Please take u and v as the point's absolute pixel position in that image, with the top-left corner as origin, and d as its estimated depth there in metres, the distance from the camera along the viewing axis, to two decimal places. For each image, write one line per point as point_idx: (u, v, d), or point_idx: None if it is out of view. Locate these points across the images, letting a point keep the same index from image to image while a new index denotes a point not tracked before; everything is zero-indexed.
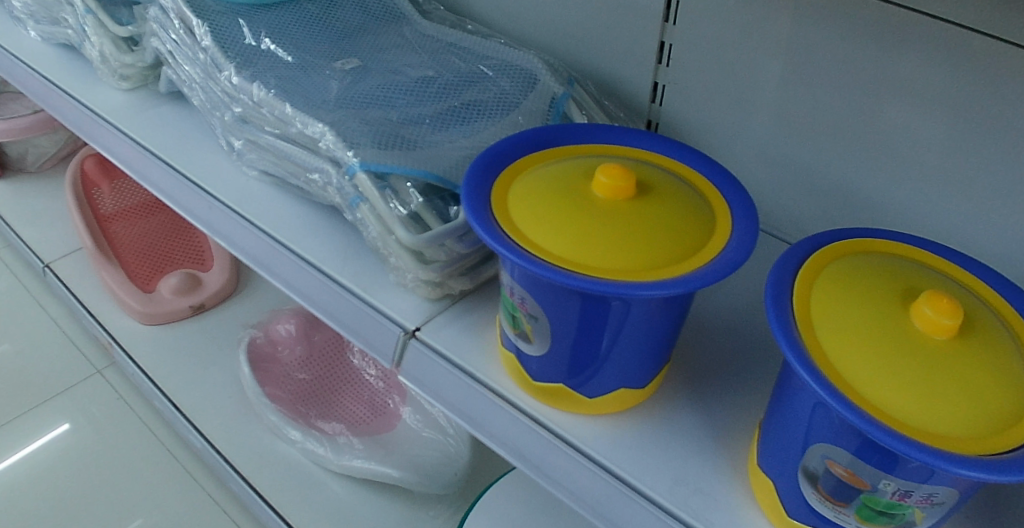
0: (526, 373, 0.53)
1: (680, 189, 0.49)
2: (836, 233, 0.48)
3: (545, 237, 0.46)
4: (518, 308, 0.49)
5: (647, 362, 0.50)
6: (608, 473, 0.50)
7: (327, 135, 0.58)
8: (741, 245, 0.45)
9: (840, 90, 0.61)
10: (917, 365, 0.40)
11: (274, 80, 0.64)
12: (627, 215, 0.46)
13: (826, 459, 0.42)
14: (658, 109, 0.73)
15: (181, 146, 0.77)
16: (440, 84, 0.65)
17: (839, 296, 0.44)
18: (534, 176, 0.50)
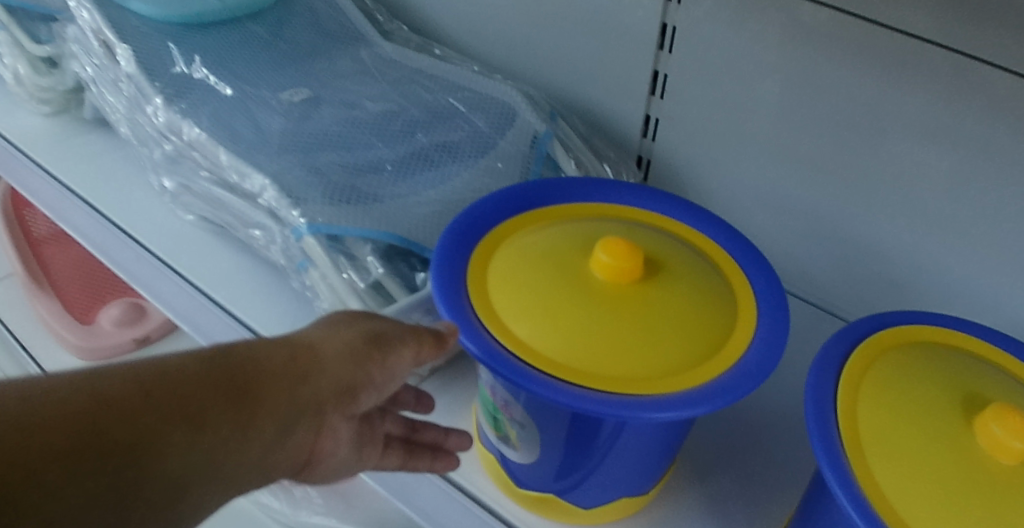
0: (509, 477, 0.45)
1: (694, 268, 0.41)
2: (877, 319, 0.41)
3: (536, 334, 0.37)
4: (502, 410, 0.41)
5: (653, 469, 0.42)
6: None
7: (267, 189, 0.50)
8: (768, 348, 0.37)
9: (857, 133, 0.53)
10: (987, 498, 0.32)
11: (208, 118, 0.55)
12: (635, 303, 0.38)
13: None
14: (650, 145, 0.65)
15: (107, 182, 0.67)
16: (404, 120, 0.57)
17: (890, 402, 0.36)
18: (518, 249, 0.41)
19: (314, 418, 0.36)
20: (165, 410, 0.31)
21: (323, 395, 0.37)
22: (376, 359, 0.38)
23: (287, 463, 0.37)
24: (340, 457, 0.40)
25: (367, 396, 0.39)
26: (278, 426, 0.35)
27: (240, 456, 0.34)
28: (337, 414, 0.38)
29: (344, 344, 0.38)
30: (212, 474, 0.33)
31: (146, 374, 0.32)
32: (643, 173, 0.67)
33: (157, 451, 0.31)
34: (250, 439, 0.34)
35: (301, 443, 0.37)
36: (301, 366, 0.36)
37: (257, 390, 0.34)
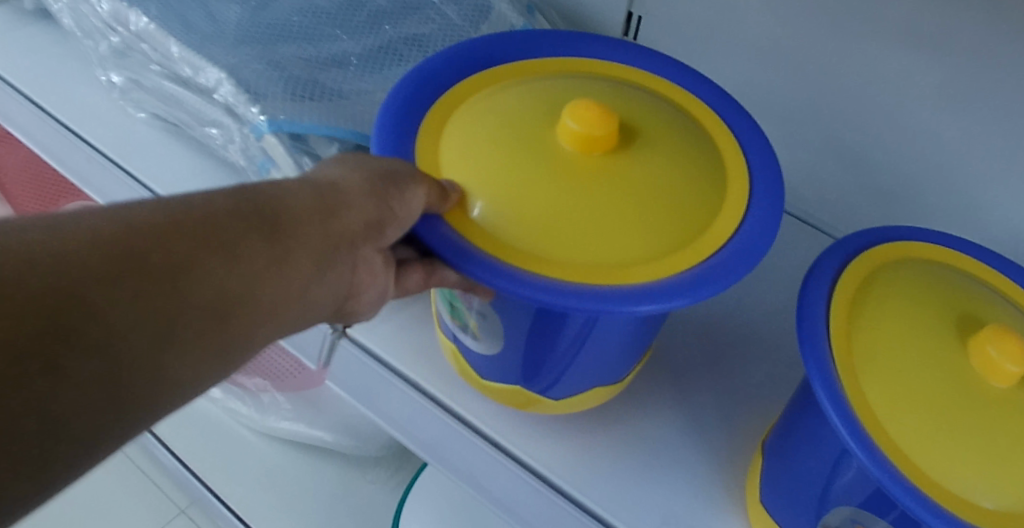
0: (473, 371, 0.44)
1: (675, 136, 0.39)
2: (861, 237, 0.40)
3: (504, 220, 0.35)
4: (460, 299, 0.40)
5: (627, 356, 0.42)
6: (574, 505, 0.43)
7: (222, 85, 0.46)
8: (755, 227, 0.37)
9: (851, 34, 0.51)
10: (982, 425, 0.33)
11: (157, 6, 0.50)
12: (610, 178, 0.36)
13: (841, 513, 0.36)
14: (630, 43, 0.62)
15: (50, 76, 0.62)
16: (370, 10, 0.52)
17: (883, 329, 0.36)
18: (480, 116, 0.39)
19: (347, 255, 0.34)
20: (193, 248, 0.29)
21: (355, 231, 0.33)
22: (406, 196, 0.34)
23: (327, 307, 0.34)
24: (374, 298, 0.37)
25: (400, 234, 0.35)
26: (317, 264, 0.32)
27: (280, 297, 0.31)
28: (369, 251, 0.35)
29: (367, 177, 0.34)
30: (254, 317, 0.30)
31: (176, 210, 0.29)
32: None
33: (190, 289, 0.28)
34: (289, 278, 0.31)
35: (338, 285, 0.34)
36: (330, 200, 0.33)
37: (281, 226, 0.31)
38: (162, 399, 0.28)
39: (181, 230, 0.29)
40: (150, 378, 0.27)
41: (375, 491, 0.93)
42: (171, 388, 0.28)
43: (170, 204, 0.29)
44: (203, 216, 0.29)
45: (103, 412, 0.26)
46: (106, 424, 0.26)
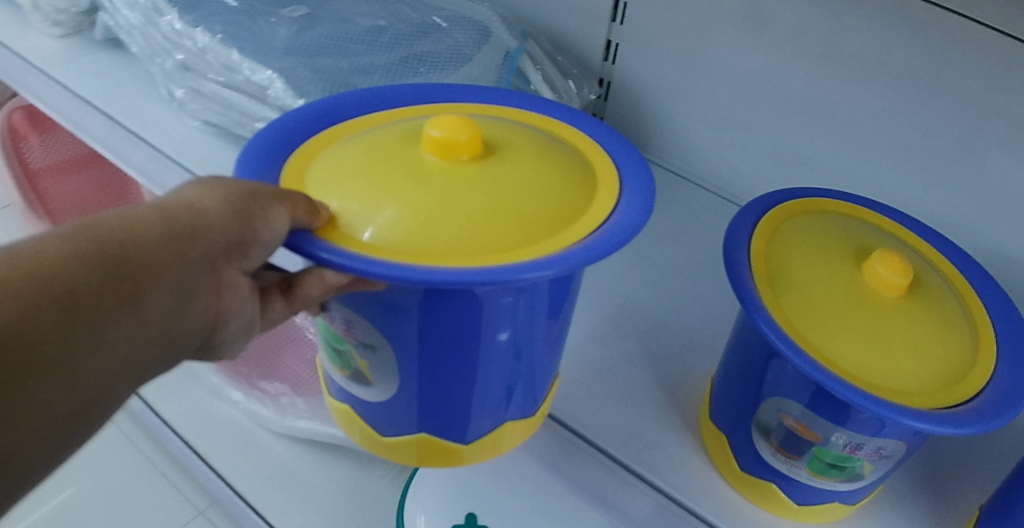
0: (377, 430, 0.50)
1: (534, 153, 0.44)
2: (779, 194, 0.51)
3: (389, 222, 0.39)
4: (346, 339, 0.46)
5: (515, 396, 0.48)
6: (559, 425, 0.54)
7: (275, 82, 0.58)
8: (629, 208, 0.41)
9: (783, 52, 0.63)
10: (875, 325, 0.42)
11: (220, 26, 0.61)
12: (479, 179, 0.40)
13: (769, 404, 0.46)
14: (611, 68, 0.74)
15: (119, 94, 0.70)
16: (392, 34, 0.63)
17: (793, 263, 0.46)
18: (345, 148, 0.43)
19: (205, 283, 0.37)
20: (55, 300, 0.31)
21: (210, 257, 0.37)
22: (263, 217, 0.36)
23: (191, 333, 0.38)
24: (241, 318, 0.42)
25: (258, 255, 0.39)
26: (175, 297, 0.36)
27: (146, 337, 0.35)
28: (227, 273, 0.39)
29: (217, 202, 0.37)
30: (125, 357, 0.34)
31: (27, 264, 0.31)
32: (604, 95, 0.76)
33: (57, 343, 0.31)
34: (151, 316, 0.35)
35: (199, 311, 0.38)
36: (183, 229, 0.36)
37: (137, 268, 0.34)
38: (47, 449, 0.32)
39: (38, 285, 0.31)
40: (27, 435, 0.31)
41: (381, 487, 0.98)
42: (53, 438, 0.32)
43: (19, 258, 0.31)
44: (54, 263, 0.32)
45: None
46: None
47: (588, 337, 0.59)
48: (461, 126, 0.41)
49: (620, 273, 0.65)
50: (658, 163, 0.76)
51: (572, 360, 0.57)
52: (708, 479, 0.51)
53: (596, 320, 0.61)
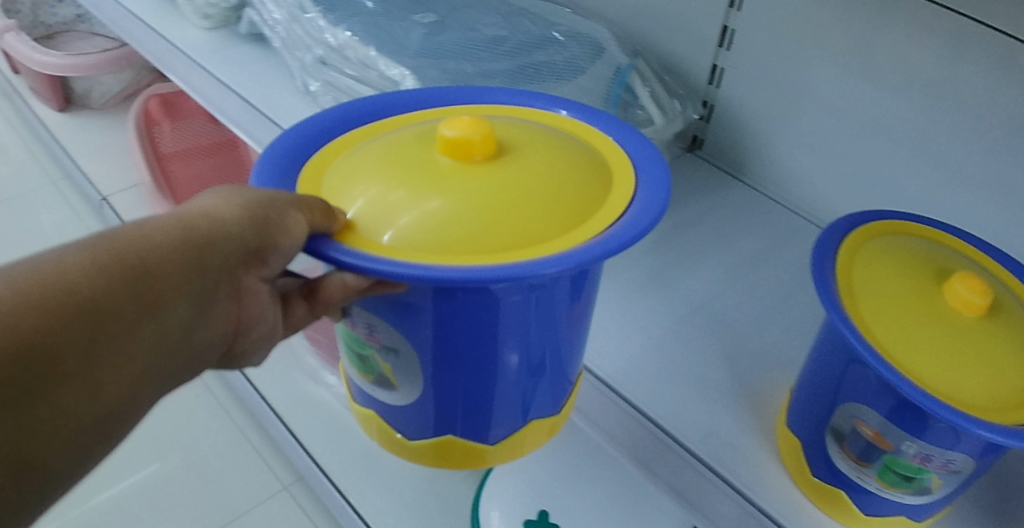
0: (402, 433, 0.52)
1: (549, 154, 0.45)
2: (865, 215, 0.53)
3: (406, 222, 0.40)
4: (369, 343, 0.48)
5: (538, 396, 0.50)
6: (646, 418, 0.56)
7: (407, 78, 0.62)
8: (647, 204, 0.42)
9: (885, 89, 0.64)
10: (953, 341, 0.43)
11: (359, 26, 0.67)
12: (495, 182, 0.42)
13: (845, 410, 0.48)
14: (714, 91, 0.77)
15: (258, 83, 0.75)
16: (512, 44, 0.68)
17: (875, 277, 0.48)
18: (359, 153, 0.46)
19: (225, 290, 0.39)
20: (79, 311, 0.33)
21: (229, 264, 0.39)
22: (281, 224, 0.38)
23: (211, 340, 0.40)
24: (262, 324, 0.44)
25: (277, 262, 0.41)
26: (195, 305, 0.37)
27: (167, 343, 0.36)
28: (247, 280, 0.41)
29: (236, 211, 0.39)
30: (146, 364, 0.35)
31: (46, 274, 0.32)
32: (706, 117, 0.78)
33: (79, 351, 0.32)
34: (172, 322, 0.36)
35: (220, 318, 0.40)
36: (202, 237, 0.38)
37: (159, 278, 0.35)
38: (70, 459, 0.33)
39: (60, 295, 0.32)
40: (50, 443, 0.32)
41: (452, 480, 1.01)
42: (75, 446, 0.33)
43: (41, 269, 0.33)
44: (76, 274, 0.33)
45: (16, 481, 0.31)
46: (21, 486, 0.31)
47: (677, 341, 0.62)
48: (474, 130, 0.43)
49: (711, 280, 0.67)
50: (752, 187, 0.78)
51: (659, 361, 0.61)
52: (780, 482, 0.53)
53: (684, 326, 0.63)
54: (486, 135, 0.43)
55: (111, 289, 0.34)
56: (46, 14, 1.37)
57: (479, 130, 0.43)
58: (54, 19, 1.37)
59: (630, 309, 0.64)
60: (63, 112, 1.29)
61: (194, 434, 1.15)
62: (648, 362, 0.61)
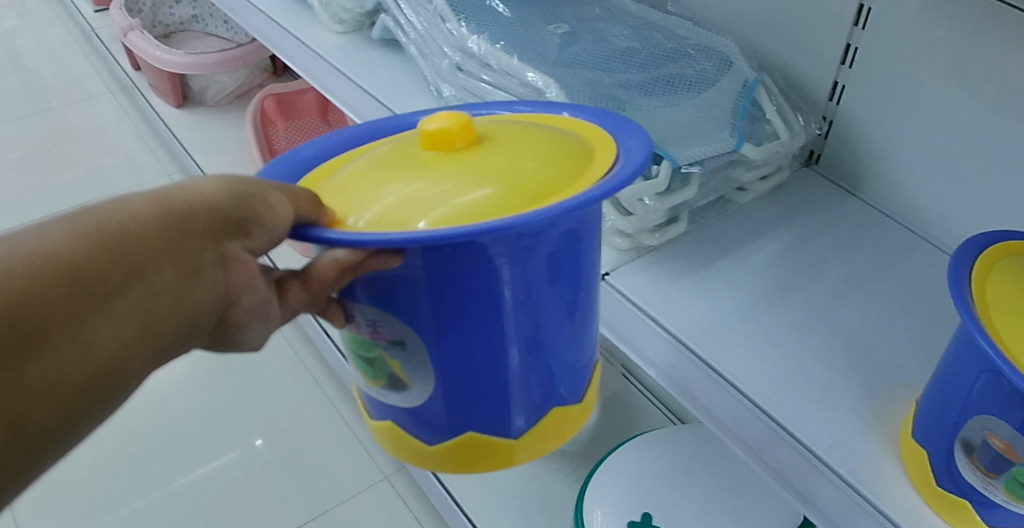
0: (421, 440, 0.54)
1: (532, 139, 0.49)
2: (1003, 233, 0.54)
3: (401, 205, 0.44)
4: (374, 341, 0.50)
5: (551, 385, 0.53)
6: (764, 415, 0.58)
7: (551, 85, 0.63)
8: (635, 159, 0.44)
9: (1010, 111, 0.63)
10: None
11: (500, 34, 0.69)
12: (480, 164, 0.45)
13: (976, 422, 0.47)
14: (834, 107, 0.77)
15: (391, 84, 0.77)
16: (644, 56, 0.70)
17: (1011, 290, 0.49)
18: (349, 163, 0.50)
19: (212, 258, 0.38)
20: (65, 280, 0.32)
21: (213, 233, 0.38)
22: (265, 202, 0.40)
23: (206, 316, 0.39)
24: (254, 296, 0.43)
25: (264, 235, 0.40)
26: (181, 272, 0.37)
27: (156, 309, 0.35)
28: (235, 250, 0.40)
29: (216, 184, 0.39)
30: (138, 331, 0.35)
31: (24, 240, 0.32)
32: (825, 132, 0.79)
33: (63, 313, 0.32)
34: (159, 288, 0.35)
35: (211, 288, 0.38)
36: (184, 208, 0.37)
37: (145, 247, 0.35)
38: (63, 427, 0.33)
39: (43, 262, 0.32)
40: (41, 409, 0.32)
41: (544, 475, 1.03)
42: (68, 414, 0.33)
43: (20, 238, 0.32)
44: (57, 243, 0.33)
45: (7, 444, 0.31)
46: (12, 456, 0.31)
47: (802, 350, 0.63)
48: (450, 123, 0.47)
49: (831, 291, 0.68)
50: (869, 202, 0.78)
51: (784, 367, 0.61)
52: (904, 490, 0.54)
53: (809, 334, 0.64)
54: (462, 127, 0.47)
55: (95, 256, 0.33)
56: (163, 14, 1.54)
57: (455, 123, 0.47)
58: (171, 19, 1.55)
59: (754, 314, 0.65)
60: (181, 108, 1.44)
61: (295, 415, 1.21)
62: (776, 366, 0.61)
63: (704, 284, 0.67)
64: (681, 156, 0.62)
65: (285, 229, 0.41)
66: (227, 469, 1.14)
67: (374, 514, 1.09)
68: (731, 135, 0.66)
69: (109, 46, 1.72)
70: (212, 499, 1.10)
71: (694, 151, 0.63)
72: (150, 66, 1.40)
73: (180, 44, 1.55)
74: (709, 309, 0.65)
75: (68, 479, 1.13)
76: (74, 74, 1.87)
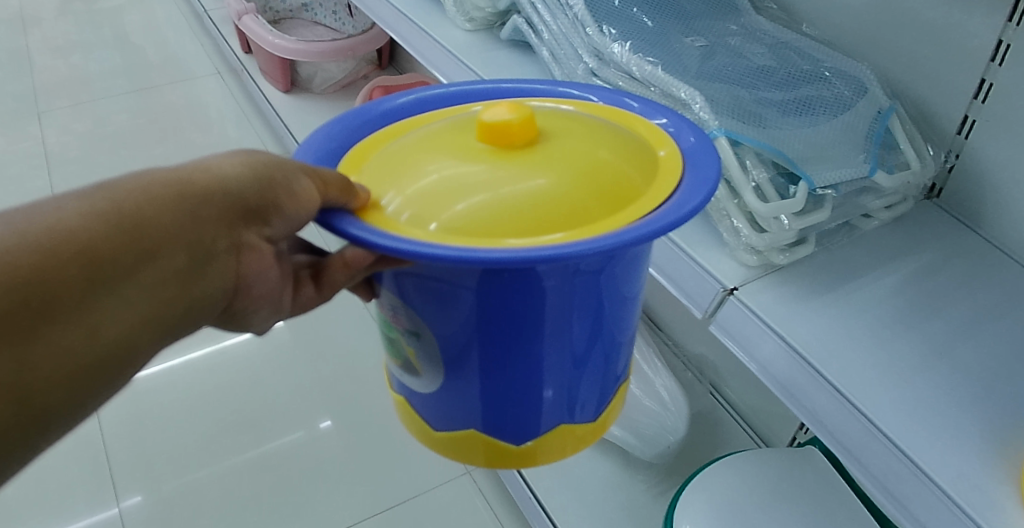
0: (428, 424, 0.59)
1: (588, 146, 0.51)
2: None
3: (455, 210, 0.46)
4: (396, 325, 0.54)
5: (582, 389, 0.56)
6: (892, 444, 0.57)
7: (697, 99, 0.64)
8: (698, 185, 0.46)
9: None
10: None
11: (641, 45, 0.70)
12: (534, 173, 0.48)
13: None
14: (962, 141, 0.76)
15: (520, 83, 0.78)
16: (780, 75, 0.70)
17: None
18: (404, 141, 0.53)
19: (225, 244, 0.43)
20: (81, 260, 0.36)
21: (228, 219, 0.43)
22: (290, 189, 0.43)
23: (212, 293, 0.43)
24: (264, 283, 0.48)
25: (280, 224, 0.45)
26: (193, 257, 0.41)
27: (164, 290, 0.40)
28: (250, 237, 0.44)
29: (239, 169, 0.43)
30: (144, 312, 0.39)
31: (48, 217, 0.36)
32: (950, 166, 0.77)
33: (76, 291, 0.36)
34: (170, 270, 0.40)
35: (221, 272, 0.43)
36: (202, 193, 0.42)
37: (161, 231, 0.39)
38: (66, 398, 0.37)
39: (61, 239, 0.36)
40: (44, 379, 0.36)
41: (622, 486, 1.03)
42: (69, 388, 0.37)
43: (42, 214, 0.36)
44: (76, 222, 0.37)
45: (17, 413, 0.35)
46: (21, 420, 0.36)
47: (924, 382, 0.61)
48: (509, 124, 0.49)
49: (953, 325, 0.66)
50: (990, 240, 0.76)
51: (904, 397, 0.60)
52: None
53: (931, 366, 0.63)
54: (520, 128, 0.49)
55: (111, 241, 0.37)
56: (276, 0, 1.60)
57: (514, 123, 0.49)
58: (282, 6, 1.61)
59: (874, 341, 0.64)
60: (288, 93, 1.48)
61: (368, 402, 1.23)
62: (900, 398, 0.60)
63: (822, 308, 0.66)
64: (817, 178, 0.61)
65: (302, 220, 0.45)
66: (299, 446, 1.16)
67: (444, 508, 1.09)
68: (865, 160, 0.65)
69: (224, 29, 1.79)
70: (283, 474, 1.12)
71: (831, 174, 0.62)
72: (263, 51, 1.46)
73: (290, 30, 1.60)
74: (831, 332, 0.64)
75: (154, 438, 1.17)
76: (184, 54, 1.94)
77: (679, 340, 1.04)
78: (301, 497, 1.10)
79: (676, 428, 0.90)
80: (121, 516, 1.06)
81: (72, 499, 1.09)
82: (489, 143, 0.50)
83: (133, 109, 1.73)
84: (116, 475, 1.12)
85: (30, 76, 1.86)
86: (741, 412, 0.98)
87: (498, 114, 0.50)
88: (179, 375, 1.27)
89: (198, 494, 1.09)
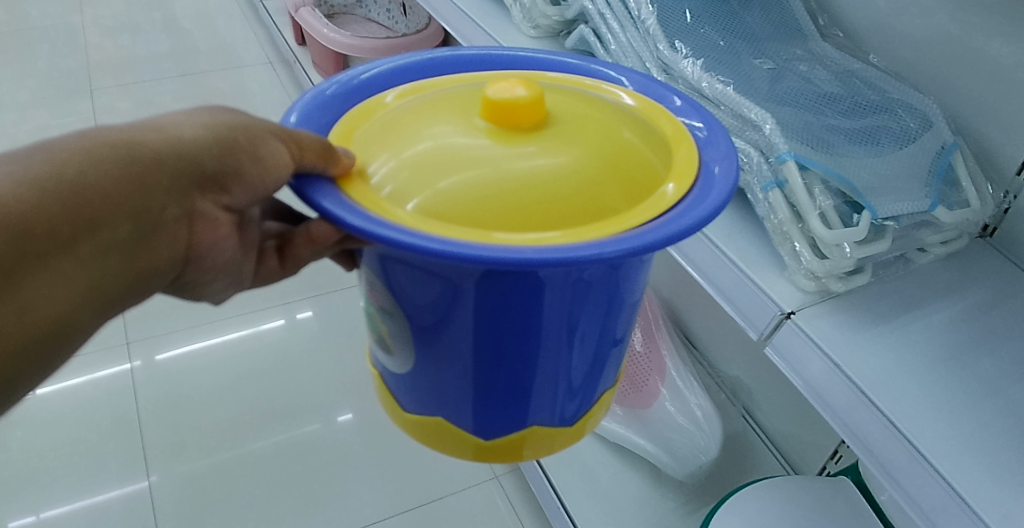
0: (399, 405, 0.59)
1: (597, 139, 0.50)
2: None
3: (449, 198, 0.46)
4: (374, 304, 0.54)
5: (576, 385, 0.55)
6: (941, 479, 0.57)
7: (767, 123, 0.65)
8: (706, 195, 0.45)
9: None
10: None
11: (712, 64, 0.71)
12: (534, 163, 0.47)
13: None
14: (1020, 182, 0.75)
15: None
16: (845, 103, 0.71)
17: None
18: (409, 108, 0.52)
19: (176, 212, 0.44)
20: (11, 235, 0.37)
21: (182, 187, 0.43)
22: (255, 155, 0.44)
23: (161, 262, 0.44)
24: (220, 254, 0.49)
25: (239, 191, 0.46)
26: (138, 227, 0.42)
27: (105, 263, 0.41)
28: (204, 204, 0.45)
29: (199, 131, 0.44)
30: (81, 287, 0.40)
31: None
32: (1006, 207, 0.77)
33: (4, 267, 0.37)
34: (110, 242, 0.41)
35: (170, 240, 0.44)
36: (155, 158, 0.42)
37: (99, 201, 0.40)
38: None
39: None
40: None
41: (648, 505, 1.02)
42: (1, 364, 0.38)
43: None
44: (10, 193, 0.37)
45: None
46: None
47: (973, 420, 0.61)
48: (516, 104, 0.48)
49: (1006, 365, 0.65)
50: None
51: (955, 434, 0.60)
52: None
53: (982, 405, 0.62)
54: (526, 109, 0.49)
55: (42, 216, 0.38)
56: None
57: (522, 103, 0.48)
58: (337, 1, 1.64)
59: (925, 376, 0.64)
60: None
61: None
62: (952, 435, 0.59)
63: (874, 338, 0.66)
64: (881, 209, 0.61)
65: (259, 187, 0.46)
66: (323, 436, 1.17)
67: (467, 512, 1.09)
68: (927, 195, 0.65)
69: (278, 20, 1.83)
70: (305, 464, 1.13)
71: (894, 206, 0.62)
72: (319, 44, 1.49)
73: (344, 24, 1.63)
74: (884, 364, 0.64)
75: (184, 419, 1.17)
76: (234, 43, 1.96)
77: (715, 362, 1.04)
78: (323, 488, 1.10)
79: (709, 448, 0.89)
80: (149, 490, 1.07)
81: (104, 475, 1.09)
82: (492, 120, 0.49)
83: (181, 93, 1.75)
84: (148, 454, 1.12)
85: (82, 53, 1.89)
86: (773, 439, 0.98)
87: (507, 91, 0.49)
88: (211, 358, 1.27)
89: (227, 478, 1.10)
